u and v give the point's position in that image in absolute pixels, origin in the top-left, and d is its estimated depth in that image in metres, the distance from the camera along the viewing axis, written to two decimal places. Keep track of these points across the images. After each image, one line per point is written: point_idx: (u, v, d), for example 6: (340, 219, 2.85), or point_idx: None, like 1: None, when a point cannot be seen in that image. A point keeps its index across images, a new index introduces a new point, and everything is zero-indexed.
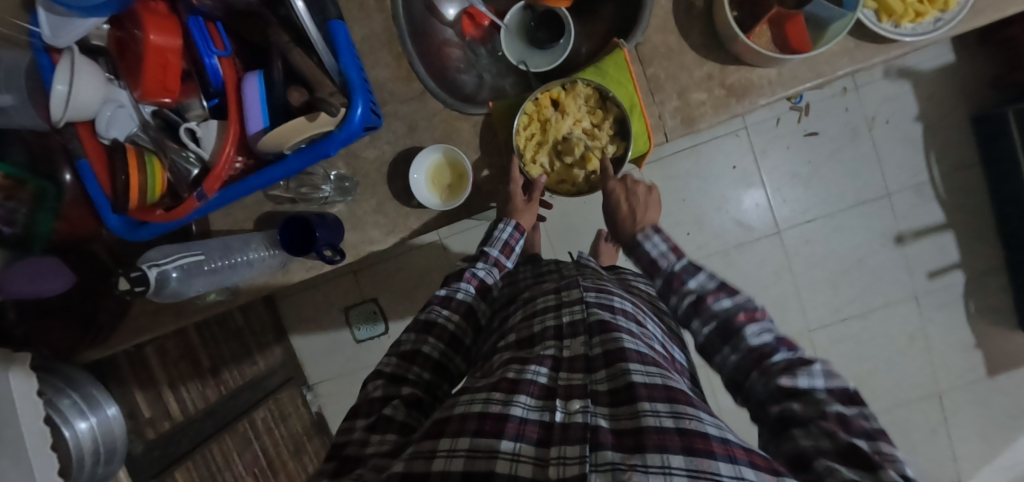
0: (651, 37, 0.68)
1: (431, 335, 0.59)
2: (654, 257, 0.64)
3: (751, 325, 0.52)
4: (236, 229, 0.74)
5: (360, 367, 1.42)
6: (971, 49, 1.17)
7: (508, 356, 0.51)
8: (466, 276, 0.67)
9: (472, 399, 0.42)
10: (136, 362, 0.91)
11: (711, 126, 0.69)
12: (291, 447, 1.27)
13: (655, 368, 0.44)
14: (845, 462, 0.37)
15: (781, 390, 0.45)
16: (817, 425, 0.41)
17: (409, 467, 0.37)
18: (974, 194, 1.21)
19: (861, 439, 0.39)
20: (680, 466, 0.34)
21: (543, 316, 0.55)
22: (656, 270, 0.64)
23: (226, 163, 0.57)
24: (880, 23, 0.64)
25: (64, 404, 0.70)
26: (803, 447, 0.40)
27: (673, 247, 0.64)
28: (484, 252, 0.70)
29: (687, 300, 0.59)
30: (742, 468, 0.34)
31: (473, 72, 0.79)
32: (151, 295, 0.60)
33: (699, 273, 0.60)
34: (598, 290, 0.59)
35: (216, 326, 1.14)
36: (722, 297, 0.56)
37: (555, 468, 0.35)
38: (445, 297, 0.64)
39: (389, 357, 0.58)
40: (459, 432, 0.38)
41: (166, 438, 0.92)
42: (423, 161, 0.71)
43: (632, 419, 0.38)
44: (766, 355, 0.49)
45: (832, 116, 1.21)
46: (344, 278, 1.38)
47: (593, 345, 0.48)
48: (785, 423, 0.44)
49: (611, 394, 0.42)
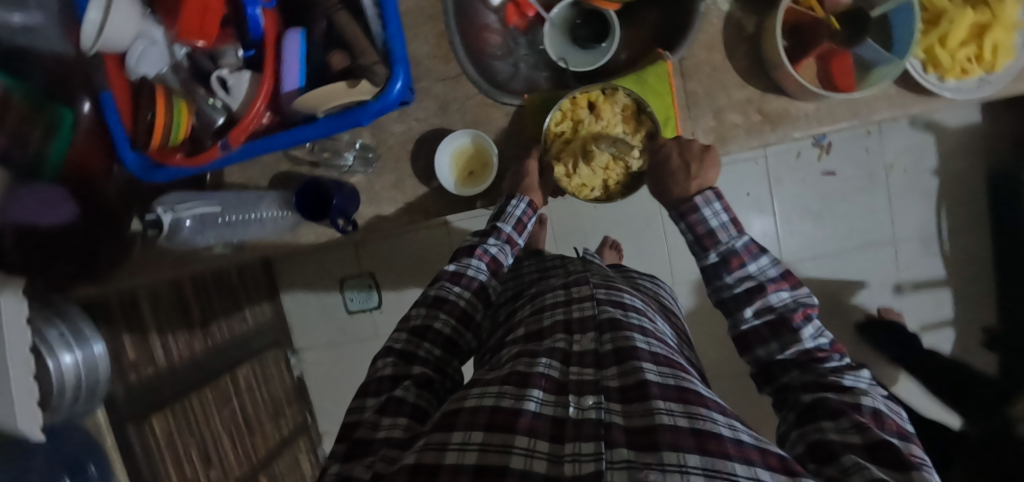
0: (697, 52, 0.67)
1: (442, 310, 0.59)
2: (712, 228, 0.57)
3: (808, 326, 0.52)
4: (250, 184, 0.72)
5: (349, 340, 1.40)
6: (998, 110, 1.17)
7: (517, 350, 0.51)
8: (478, 252, 0.66)
9: (484, 394, 0.42)
10: (126, 304, 0.91)
11: (742, 150, 0.69)
12: (269, 409, 1.26)
13: (667, 369, 0.44)
14: (874, 460, 0.37)
15: (816, 384, 0.48)
16: (849, 420, 0.41)
17: (420, 458, 0.36)
18: (980, 255, 1.21)
19: (895, 438, 0.42)
20: (697, 465, 0.32)
21: (552, 311, 0.56)
22: (712, 242, 0.57)
23: (255, 116, 0.57)
24: (925, 74, 0.64)
25: (52, 337, 0.76)
26: (830, 439, 0.40)
27: (734, 220, 0.58)
28: (496, 228, 0.68)
29: (743, 285, 0.55)
30: (757, 469, 0.33)
31: (510, 60, 0.77)
32: (165, 240, 0.62)
33: (760, 256, 0.56)
34: (608, 288, 0.60)
35: (211, 280, 1.15)
36: (783, 288, 0.54)
37: (571, 465, 0.34)
38: (455, 273, 0.63)
39: (399, 333, 0.58)
40: (471, 426, 0.38)
41: (146, 384, 0.92)
42: (450, 144, 0.70)
43: (645, 417, 0.37)
44: (818, 359, 0.51)
45: (851, 156, 1.21)
46: (345, 248, 1.34)
47: (604, 342, 0.48)
48: (815, 413, 0.44)
49: (623, 391, 0.41)
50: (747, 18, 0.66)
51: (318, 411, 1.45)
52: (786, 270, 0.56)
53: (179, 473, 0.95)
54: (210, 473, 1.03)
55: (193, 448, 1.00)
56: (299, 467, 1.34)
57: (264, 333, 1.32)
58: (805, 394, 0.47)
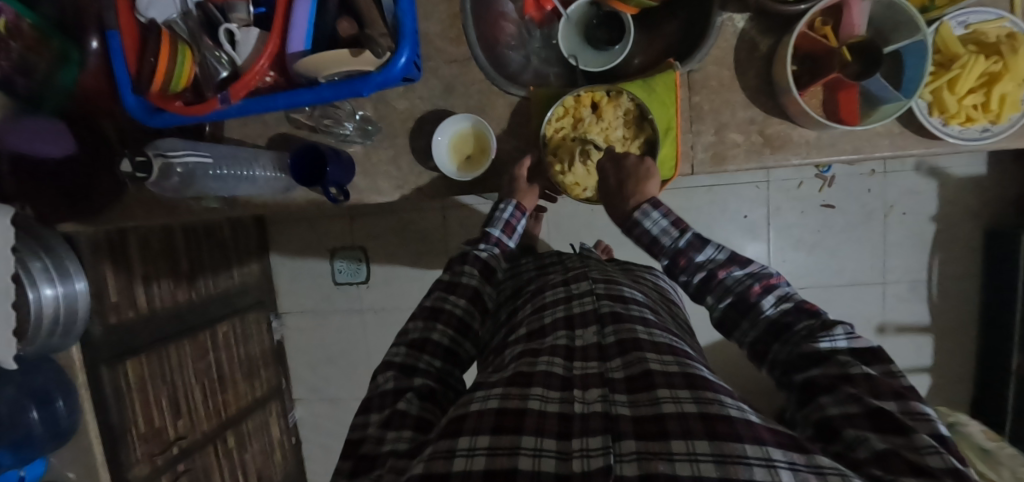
0: (707, 67, 0.67)
1: (439, 320, 0.59)
2: (655, 236, 0.60)
3: (767, 296, 0.52)
4: (249, 142, 0.73)
5: (334, 309, 1.39)
6: (1005, 165, 1.17)
7: (520, 350, 0.53)
8: (468, 258, 0.66)
9: (488, 397, 0.44)
10: (116, 247, 0.94)
11: (739, 170, 0.69)
12: (245, 368, 1.27)
13: (671, 357, 0.45)
14: (876, 429, 0.37)
15: (800, 357, 0.46)
16: (844, 391, 0.40)
17: (430, 467, 0.36)
18: (965, 306, 1.22)
19: (891, 402, 0.40)
20: (706, 452, 0.33)
21: (553, 308, 0.59)
22: (659, 249, 0.60)
23: (258, 73, 0.56)
24: (930, 116, 0.64)
25: (35, 268, 0.76)
26: (830, 415, 0.40)
27: (675, 221, 0.60)
28: (485, 234, 0.68)
29: (698, 275, 0.56)
30: (770, 449, 0.33)
31: (522, 52, 0.77)
32: (154, 186, 0.60)
33: (705, 247, 0.58)
34: (607, 282, 0.63)
35: (203, 233, 1.17)
36: (734, 268, 0.55)
37: (579, 460, 0.35)
38: (450, 283, 0.63)
39: (398, 348, 0.58)
40: (477, 431, 0.38)
41: (126, 327, 0.95)
42: (449, 127, 0.70)
43: (652, 406, 0.38)
44: (787, 326, 0.50)
45: (853, 193, 1.21)
46: (338, 220, 1.33)
47: (607, 334, 0.51)
48: (811, 390, 0.43)
49: (629, 381, 0.43)
50: (762, 39, 0.66)
51: (293, 377, 1.45)
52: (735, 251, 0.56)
53: (147, 417, 0.98)
54: (178, 423, 1.06)
55: (163, 396, 1.02)
56: (268, 429, 1.35)
57: (250, 293, 1.32)
58: (795, 373, 0.46)
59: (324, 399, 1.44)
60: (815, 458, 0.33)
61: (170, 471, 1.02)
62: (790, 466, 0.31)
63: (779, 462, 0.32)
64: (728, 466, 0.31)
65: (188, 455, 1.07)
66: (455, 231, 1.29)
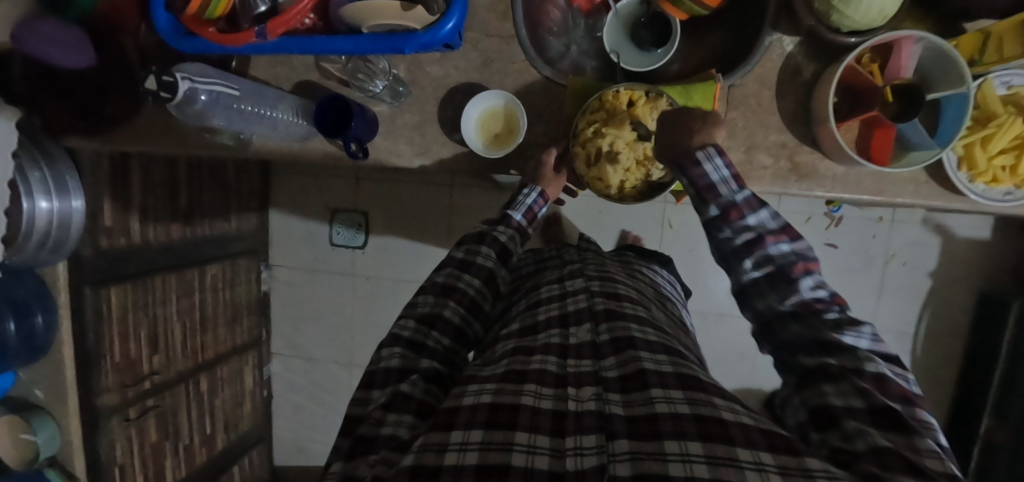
0: (749, 84, 0.66)
1: (451, 299, 0.60)
2: (712, 182, 0.54)
3: (807, 278, 0.52)
4: (274, 84, 0.71)
5: (324, 269, 1.37)
6: (1010, 233, 1.17)
7: (513, 345, 0.54)
8: (487, 240, 0.68)
9: (481, 391, 0.43)
10: (118, 172, 0.92)
11: (761, 192, 0.68)
12: (228, 313, 1.26)
13: (664, 356, 0.47)
14: (874, 424, 0.41)
15: (817, 344, 0.49)
16: (851, 384, 0.44)
17: (421, 460, 0.36)
18: (947, 364, 1.24)
19: (900, 404, 0.45)
20: (698, 454, 0.34)
21: (547, 306, 0.61)
22: (712, 195, 0.54)
23: (299, 13, 0.54)
24: (958, 170, 0.65)
25: (32, 177, 0.77)
26: (832, 404, 0.44)
27: (735, 174, 0.55)
28: (506, 218, 0.71)
29: (743, 237, 0.53)
30: (760, 453, 0.34)
31: (564, 39, 0.76)
32: (173, 111, 0.58)
33: (760, 209, 0.54)
34: (603, 280, 0.66)
35: (208, 171, 1.14)
36: (783, 241, 0.52)
37: (573, 459, 0.35)
38: (463, 262, 0.65)
39: (406, 320, 0.58)
40: (470, 425, 0.39)
41: (117, 253, 0.93)
42: (481, 102, 0.69)
43: (645, 406, 0.40)
44: (818, 310, 0.51)
45: (857, 236, 1.22)
46: (344, 179, 1.31)
47: (601, 332, 0.53)
48: (815, 375, 0.47)
49: (623, 379, 0.44)
50: (807, 66, 0.65)
51: (273, 330, 1.44)
52: (786, 222, 0.53)
53: (123, 347, 0.96)
54: (153, 358, 1.04)
55: (142, 328, 1.01)
56: (242, 378, 1.33)
57: (245, 240, 1.29)
58: (806, 357, 0.50)
59: (301, 357, 1.43)
60: (803, 456, 0.35)
61: (139, 404, 1.01)
62: (782, 470, 0.33)
63: (770, 465, 0.33)
64: (720, 468, 0.33)
65: (159, 392, 1.06)
66: (462, 211, 1.27)
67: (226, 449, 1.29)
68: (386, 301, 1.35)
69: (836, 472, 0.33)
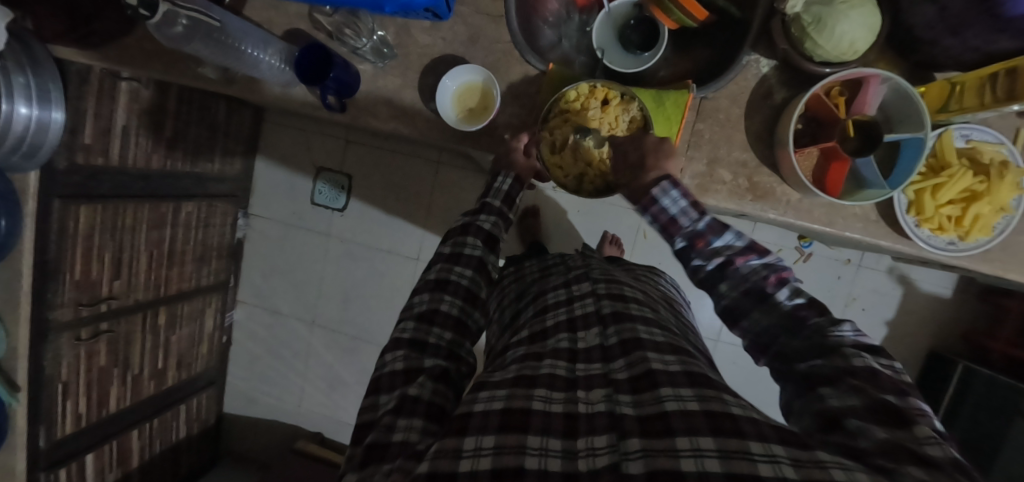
0: (720, 99, 0.68)
1: (446, 292, 0.60)
2: (673, 215, 0.62)
3: (782, 288, 0.56)
4: (264, 26, 0.72)
5: (304, 228, 1.38)
6: (969, 297, 1.21)
7: (522, 353, 0.54)
8: (471, 230, 0.67)
9: (493, 397, 0.44)
10: (104, 92, 0.93)
11: (717, 206, 0.70)
12: (197, 252, 1.26)
13: (671, 355, 0.48)
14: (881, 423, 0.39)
15: (813, 349, 0.49)
16: (847, 384, 0.44)
17: (435, 466, 0.37)
18: None
19: (893, 395, 0.43)
20: (711, 447, 0.35)
21: (555, 311, 0.61)
22: (676, 228, 0.62)
23: None
24: (906, 213, 0.67)
25: (16, 82, 0.78)
26: (831, 406, 0.43)
27: (691, 203, 0.62)
28: (486, 205, 0.71)
29: (713, 262, 0.60)
30: (773, 446, 0.35)
31: (557, 30, 0.77)
32: (154, 33, 0.59)
33: (723, 232, 0.61)
34: (608, 282, 0.66)
35: (197, 107, 1.14)
36: (751, 258, 0.58)
37: (586, 460, 0.37)
38: (453, 255, 0.65)
39: (406, 322, 0.58)
40: (483, 431, 0.40)
41: (92, 172, 0.94)
42: (460, 75, 0.70)
43: (656, 405, 0.41)
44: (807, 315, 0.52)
45: (824, 275, 1.24)
46: (335, 140, 1.32)
47: (609, 335, 0.54)
48: (813, 382, 0.47)
49: (632, 381, 0.46)
50: (778, 91, 0.68)
51: (242, 279, 1.45)
52: (752, 241, 0.59)
53: (85, 267, 0.97)
54: (114, 282, 1.05)
55: (106, 251, 1.01)
56: (202, 319, 1.34)
57: (226, 183, 1.30)
58: (798, 364, 0.50)
59: (267, 309, 1.44)
60: (814, 450, 0.36)
61: (92, 326, 1.02)
62: (794, 462, 0.34)
63: (782, 457, 0.34)
64: (732, 461, 0.34)
65: (115, 317, 1.07)
66: (443, 189, 1.29)
67: (175, 386, 1.30)
68: (371, 269, 1.35)
69: (847, 462, 0.34)
